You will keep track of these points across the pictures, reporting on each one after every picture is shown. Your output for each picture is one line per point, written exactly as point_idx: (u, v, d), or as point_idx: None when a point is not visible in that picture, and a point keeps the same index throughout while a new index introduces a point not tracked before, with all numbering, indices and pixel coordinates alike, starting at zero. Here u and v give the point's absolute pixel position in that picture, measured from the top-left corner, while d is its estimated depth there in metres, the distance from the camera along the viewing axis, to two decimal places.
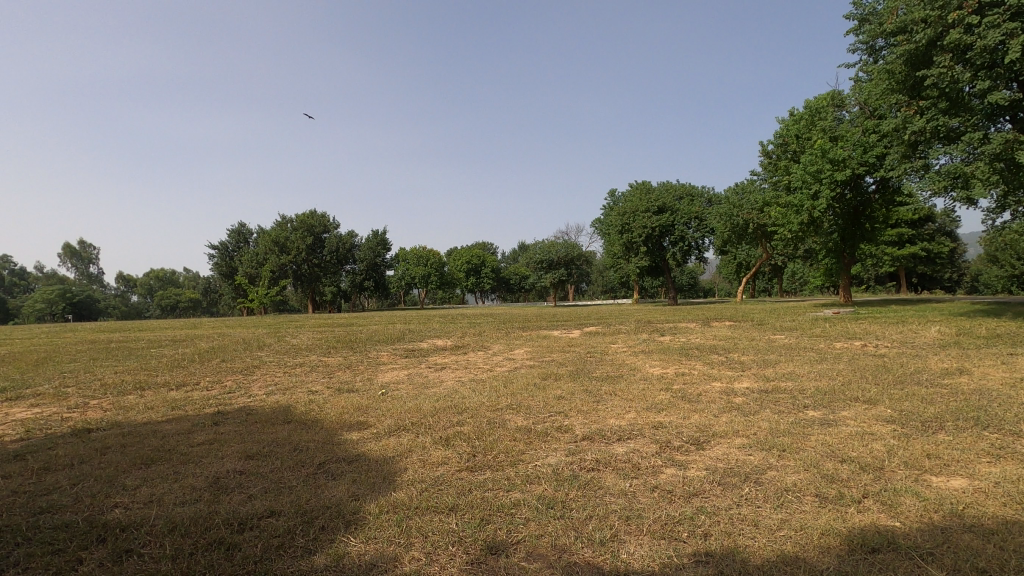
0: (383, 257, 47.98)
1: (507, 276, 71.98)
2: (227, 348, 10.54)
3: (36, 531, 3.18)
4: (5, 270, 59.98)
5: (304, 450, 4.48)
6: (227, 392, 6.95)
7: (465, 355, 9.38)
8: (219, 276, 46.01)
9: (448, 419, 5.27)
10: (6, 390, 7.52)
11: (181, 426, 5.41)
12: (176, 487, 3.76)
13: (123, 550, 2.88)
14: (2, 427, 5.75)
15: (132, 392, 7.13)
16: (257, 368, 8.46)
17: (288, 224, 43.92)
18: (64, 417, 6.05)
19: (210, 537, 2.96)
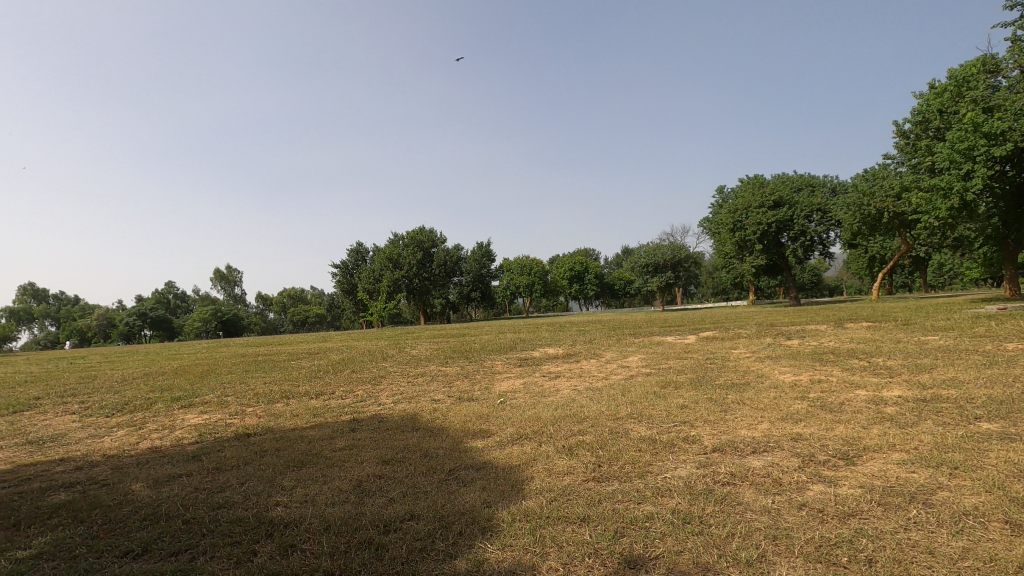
0: (488, 268, 49.35)
1: (611, 282, 70.86)
2: (356, 359, 11.38)
3: (217, 523, 3.62)
4: (171, 294, 69.67)
5: (433, 457, 4.69)
6: (359, 401, 7.49)
7: (578, 363, 9.35)
8: (341, 293, 49.91)
9: (569, 428, 5.27)
10: (182, 398, 8.70)
11: (324, 432, 5.91)
12: (325, 489, 4.09)
13: (287, 545, 3.19)
14: (179, 432, 6.64)
15: (279, 401, 7.93)
16: (384, 378, 9.04)
17: (399, 241, 46.70)
18: (227, 423, 6.87)
19: (361, 537, 3.18)
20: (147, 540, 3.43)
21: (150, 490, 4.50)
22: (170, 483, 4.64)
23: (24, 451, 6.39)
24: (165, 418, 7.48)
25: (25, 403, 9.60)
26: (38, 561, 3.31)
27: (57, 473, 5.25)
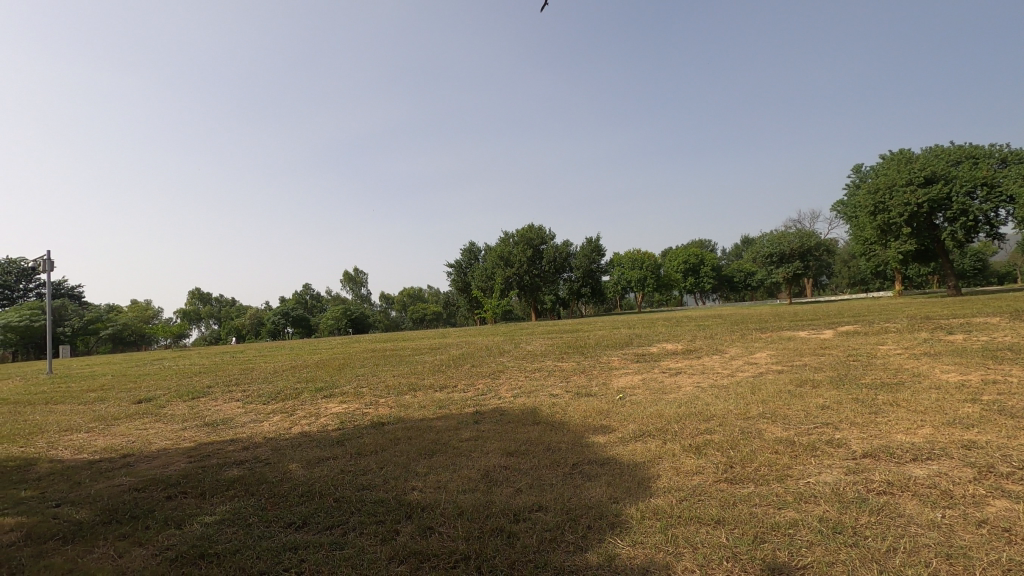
0: (598, 264, 48.77)
1: (729, 274, 66.86)
2: (475, 354, 11.82)
3: (363, 503, 3.96)
4: (309, 295, 77.15)
5: (556, 450, 4.75)
6: (480, 394, 7.78)
7: (700, 359, 8.94)
8: (456, 291, 52.06)
9: (694, 427, 5.06)
10: (324, 389, 9.62)
11: (450, 424, 6.22)
12: (456, 477, 4.31)
13: (426, 527, 3.40)
14: (324, 419, 7.35)
15: (407, 393, 8.47)
16: (502, 373, 9.30)
17: (510, 239, 47.77)
18: (364, 412, 7.48)
19: (493, 525, 3.30)
20: (305, 514, 3.84)
21: (305, 470, 5.03)
22: (320, 465, 5.15)
23: (204, 432, 7.44)
24: (311, 406, 8.32)
25: (201, 390, 11.20)
26: (223, 526, 3.84)
27: (229, 452, 6.05)
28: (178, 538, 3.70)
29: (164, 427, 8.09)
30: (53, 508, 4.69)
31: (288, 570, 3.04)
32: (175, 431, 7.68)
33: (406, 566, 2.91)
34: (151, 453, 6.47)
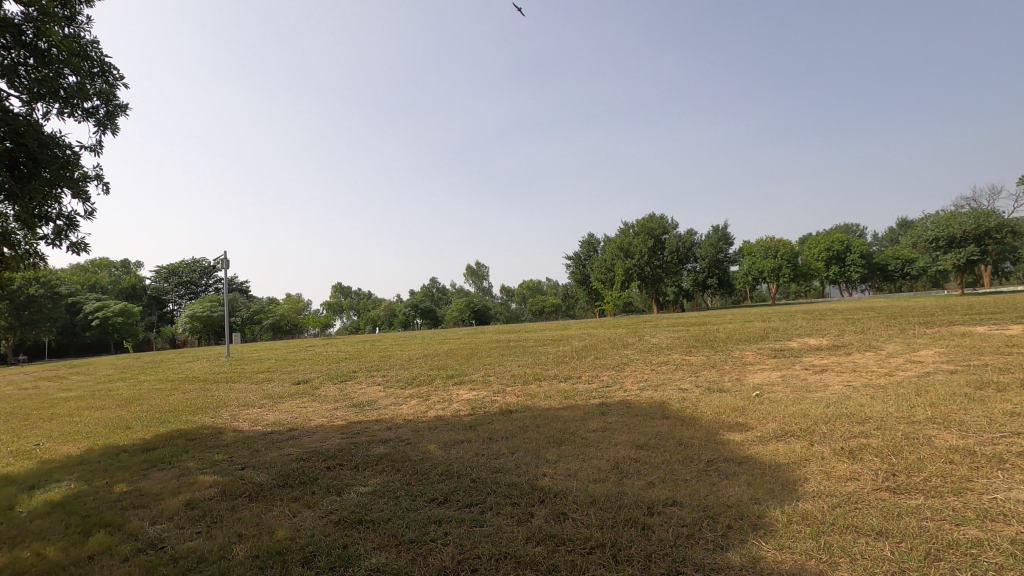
0: (727, 253, 45.81)
1: (881, 263, 59.56)
2: (598, 346, 11.77)
3: (497, 485, 4.16)
4: (436, 288, 81.67)
5: (689, 446, 4.60)
6: (605, 386, 7.76)
7: (849, 355, 8.11)
8: (575, 283, 51.98)
9: (846, 429, 4.63)
10: (454, 376, 10.18)
11: (577, 414, 6.28)
12: (586, 466, 4.35)
13: (559, 512, 3.49)
14: (456, 404, 7.80)
15: (533, 382, 8.70)
16: (627, 365, 9.18)
17: (630, 231, 46.79)
18: (492, 399, 7.81)
19: (626, 516, 3.30)
20: (447, 491, 4.12)
21: (442, 450, 5.39)
22: (456, 447, 5.48)
23: (352, 412, 8.25)
24: (444, 392, 8.86)
25: (348, 374, 12.43)
26: (375, 496, 4.25)
27: (376, 431, 6.66)
28: (339, 503, 4.17)
29: (320, 406, 9.12)
30: (239, 470, 5.51)
31: (435, 541, 3.30)
32: (329, 410, 8.62)
33: (543, 547, 3.02)
34: (311, 429, 7.32)
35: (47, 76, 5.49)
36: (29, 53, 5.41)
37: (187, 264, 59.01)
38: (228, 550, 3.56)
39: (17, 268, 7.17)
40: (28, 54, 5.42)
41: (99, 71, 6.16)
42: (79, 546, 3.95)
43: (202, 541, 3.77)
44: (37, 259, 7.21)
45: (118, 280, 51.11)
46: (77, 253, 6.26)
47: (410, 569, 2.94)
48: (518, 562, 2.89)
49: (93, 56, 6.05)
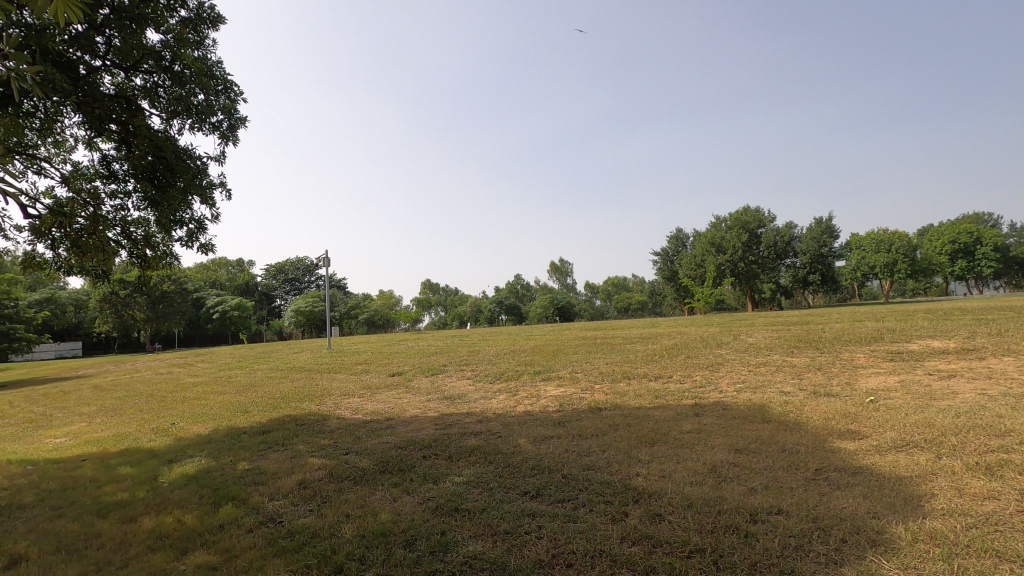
0: (831, 246, 42.45)
1: (1020, 255, 52.58)
2: (690, 345, 11.36)
3: (589, 482, 4.14)
4: (521, 284, 82.55)
5: (794, 453, 4.33)
6: (699, 387, 7.48)
7: (983, 360, 7.25)
8: (662, 280, 50.50)
9: (982, 442, 4.15)
10: (541, 372, 10.25)
11: (668, 414, 6.12)
12: (681, 468, 4.23)
13: (654, 513, 3.43)
14: (545, 400, 7.86)
15: (622, 380, 8.58)
16: (722, 365, 8.79)
17: (722, 225, 44.69)
18: (581, 396, 7.79)
19: (727, 521, 3.17)
20: (539, 486, 4.17)
21: (532, 445, 5.46)
22: (546, 442, 5.52)
23: (444, 404, 8.56)
24: (532, 388, 8.94)
25: (439, 367, 12.90)
26: (469, 486, 4.39)
27: (467, 424, 6.86)
28: (436, 491, 4.35)
29: (415, 397, 9.54)
30: (344, 455, 5.91)
31: (529, 533, 3.35)
32: (423, 402, 8.99)
33: (639, 547, 2.98)
34: (407, 419, 7.68)
35: (181, 95, 6.15)
36: (166, 76, 6.11)
37: (292, 262, 63.78)
38: (337, 529, 3.83)
39: (158, 268, 8.11)
40: (166, 76, 6.12)
41: (223, 88, 6.81)
42: (211, 516, 4.42)
43: (314, 519, 4.07)
44: (173, 259, 8.11)
45: (235, 277, 56.31)
46: (205, 253, 6.97)
47: (506, 559, 3.02)
48: (614, 561, 2.87)
49: (218, 74, 6.70)
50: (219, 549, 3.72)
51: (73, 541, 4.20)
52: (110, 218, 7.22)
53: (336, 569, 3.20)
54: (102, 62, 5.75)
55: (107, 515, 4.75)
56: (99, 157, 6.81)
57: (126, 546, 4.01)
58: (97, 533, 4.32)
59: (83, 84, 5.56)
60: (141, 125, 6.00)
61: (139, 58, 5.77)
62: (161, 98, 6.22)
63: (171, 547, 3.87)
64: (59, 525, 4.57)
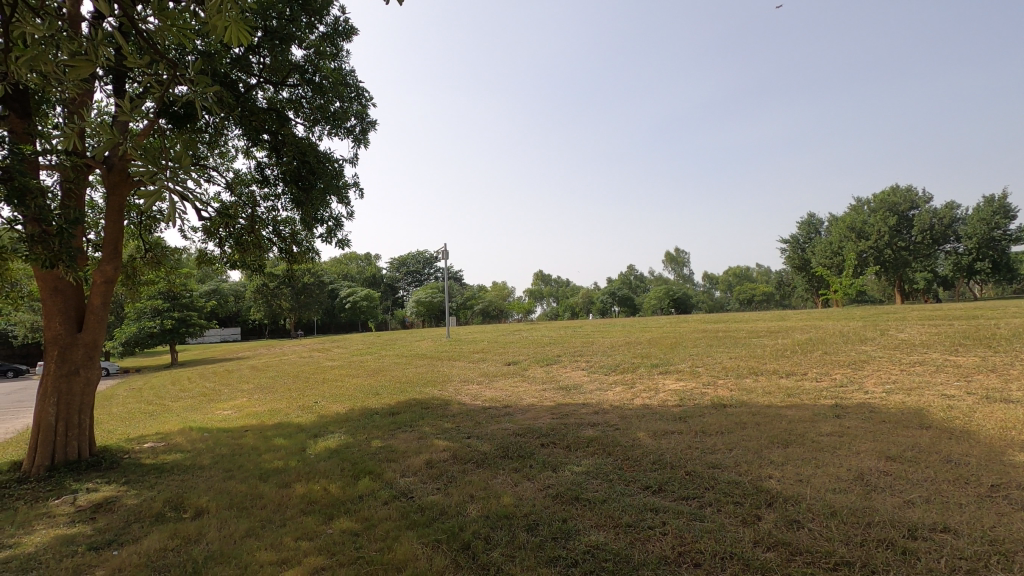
0: (1005, 228, 36.35)
1: None
2: (827, 340, 10.38)
3: (716, 481, 3.95)
4: (635, 275, 80.74)
5: (962, 465, 3.79)
6: (839, 386, 6.81)
7: None
8: (791, 269, 46.57)
9: None
10: (659, 365, 9.94)
11: (804, 414, 5.65)
12: (821, 473, 3.88)
13: (792, 519, 3.19)
14: (663, 394, 7.61)
15: (748, 376, 8.07)
16: (867, 363, 7.92)
17: (864, 208, 40.16)
18: (702, 392, 7.45)
19: (880, 535, 2.87)
20: (661, 481, 4.05)
21: (652, 439, 5.32)
22: (666, 437, 5.35)
23: (560, 394, 8.62)
24: (649, 381, 8.71)
25: (554, 358, 13.01)
26: (589, 477, 4.39)
27: (584, 414, 6.85)
28: (556, 479, 4.40)
29: (531, 386, 9.73)
30: (466, 438, 6.18)
31: (653, 528, 3.28)
32: (539, 391, 9.13)
33: (776, 553, 2.79)
34: (524, 407, 7.85)
35: (321, 104, 6.76)
36: (309, 88, 6.74)
37: (413, 254, 67.67)
38: (463, 508, 4.02)
39: (303, 263, 9.03)
40: (309, 88, 6.76)
41: (356, 95, 7.36)
42: (352, 487, 4.86)
43: (442, 497, 4.32)
44: (315, 254, 8.97)
45: (364, 270, 61.05)
46: (343, 248, 7.63)
47: (630, 552, 2.98)
48: (746, 565, 2.72)
49: (351, 83, 7.25)
50: (360, 517, 4.08)
51: (242, 499, 4.84)
52: (265, 218, 8.16)
53: (464, 546, 3.37)
54: (257, 79, 6.50)
55: (267, 479, 5.41)
56: (254, 165, 7.71)
57: (283, 507, 4.54)
58: (261, 494, 4.94)
59: (243, 100, 6.32)
60: (289, 134, 6.69)
61: (286, 73, 6.44)
62: (304, 108, 6.88)
63: (320, 512, 4.32)
64: (230, 485, 5.28)
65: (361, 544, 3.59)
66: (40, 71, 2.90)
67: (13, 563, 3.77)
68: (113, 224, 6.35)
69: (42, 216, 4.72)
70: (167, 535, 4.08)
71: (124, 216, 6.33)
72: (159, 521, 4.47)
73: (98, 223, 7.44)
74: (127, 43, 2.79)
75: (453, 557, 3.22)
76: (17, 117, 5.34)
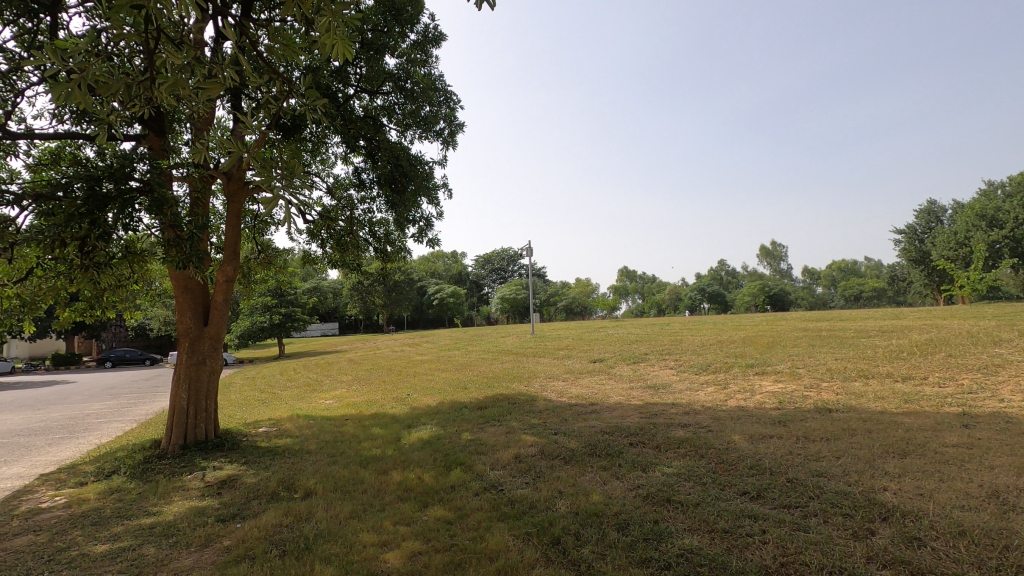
0: None
1: None
2: (952, 340, 9.35)
3: (822, 490, 3.70)
4: (726, 271, 77.03)
5: None
6: (968, 392, 6.13)
7: None
8: (907, 263, 42.30)
9: None
10: (755, 366, 9.43)
11: (924, 422, 5.14)
12: (947, 488, 3.52)
13: (910, 535, 2.93)
14: (760, 396, 7.23)
15: (857, 379, 7.46)
16: (1002, 367, 7.05)
17: (997, 193, 35.68)
18: (804, 394, 6.99)
19: (1020, 562, 2.56)
20: (759, 487, 3.87)
21: (749, 443, 5.08)
22: (764, 441, 5.09)
23: (648, 393, 8.44)
24: (744, 382, 8.30)
25: (641, 356, 12.74)
26: (681, 479, 4.27)
27: (674, 414, 6.66)
28: (647, 479, 4.33)
29: (617, 384, 9.59)
30: (553, 435, 6.22)
31: (751, 536, 3.14)
32: (626, 389, 8.98)
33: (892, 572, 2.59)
34: (610, 405, 7.76)
35: (412, 109, 7.06)
36: (401, 94, 7.05)
37: (497, 252, 68.71)
38: (552, 503, 4.07)
39: (396, 261, 9.48)
40: (402, 95, 7.07)
41: (445, 99, 7.61)
42: (444, 477, 5.05)
43: (531, 491, 4.39)
44: (407, 253, 9.39)
45: (450, 268, 62.97)
46: (434, 247, 7.92)
47: (727, 559, 2.88)
48: None
49: (440, 87, 7.51)
50: (453, 506, 4.24)
51: (345, 483, 5.19)
52: (362, 220, 8.65)
53: (554, 541, 3.41)
54: (354, 89, 6.89)
55: (366, 466, 5.76)
56: (352, 170, 8.18)
57: (383, 493, 4.81)
58: (362, 479, 5.27)
59: (343, 110, 6.74)
60: (384, 140, 7.04)
61: (381, 82, 6.78)
62: (397, 114, 7.21)
63: (416, 499, 4.54)
64: (334, 470, 5.68)
65: (455, 532, 3.74)
66: (178, 94, 3.28)
67: (157, 529, 4.30)
68: (231, 229, 7.01)
69: (175, 223, 5.38)
70: (282, 511, 4.47)
71: (241, 221, 6.98)
72: (275, 499, 4.91)
73: (219, 228, 8.24)
74: (248, 65, 3.09)
75: (543, 551, 3.27)
76: (154, 135, 6.03)
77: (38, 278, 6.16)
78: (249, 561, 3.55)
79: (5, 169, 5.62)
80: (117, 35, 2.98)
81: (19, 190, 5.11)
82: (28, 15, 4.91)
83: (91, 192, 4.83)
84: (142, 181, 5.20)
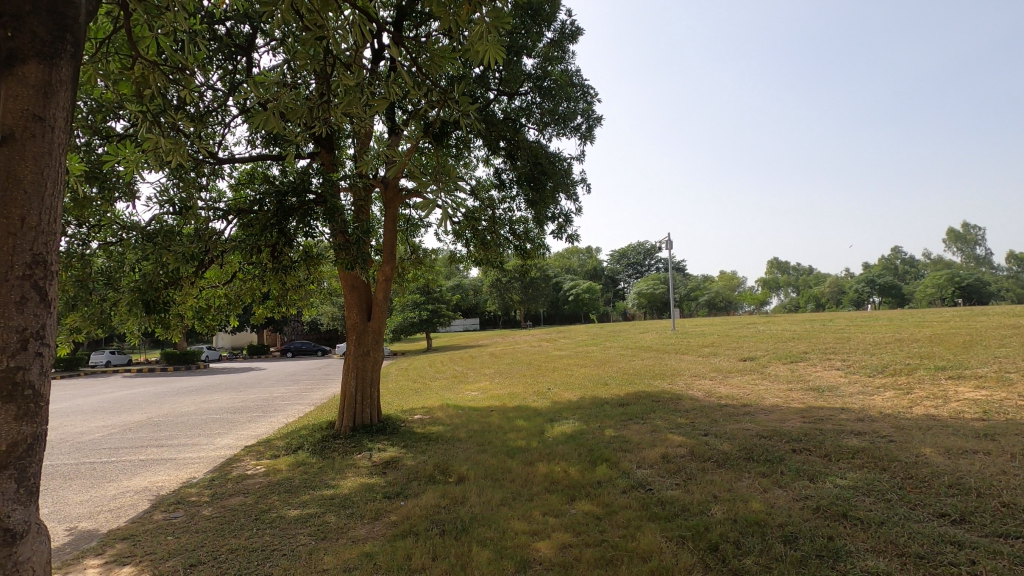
0: None
1: None
2: None
3: None
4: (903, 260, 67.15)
5: None
6: None
7: None
8: None
9: None
10: (948, 368, 8.08)
11: None
12: None
13: None
14: (957, 403, 6.19)
15: None
16: None
17: None
18: (1019, 404, 5.85)
19: None
20: (963, 510, 3.31)
21: (945, 457, 4.37)
22: (965, 456, 4.35)
23: (811, 396, 7.66)
24: (934, 387, 7.17)
25: (800, 354, 11.61)
26: (858, 492, 3.81)
27: (844, 421, 5.96)
28: (816, 490, 3.93)
29: (773, 385, 8.84)
30: (703, 435, 5.92)
31: (955, 566, 2.71)
32: (784, 391, 8.24)
33: None
34: (766, 407, 7.18)
35: (548, 107, 7.15)
36: (538, 94, 7.17)
37: (634, 246, 66.92)
38: (706, 507, 3.87)
39: (535, 258, 9.68)
40: (538, 93, 7.20)
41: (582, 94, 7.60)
42: (590, 472, 5.06)
43: (682, 492, 4.22)
44: (546, 250, 9.53)
45: (586, 263, 62.78)
46: (573, 242, 7.94)
47: None
48: None
49: (576, 82, 7.51)
50: (601, 502, 4.23)
51: (495, 471, 5.42)
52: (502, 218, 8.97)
53: (712, 547, 3.24)
54: (494, 93, 7.14)
55: (513, 456, 5.97)
56: (493, 171, 8.51)
57: (530, 483, 4.95)
58: (510, 468, 5.47)
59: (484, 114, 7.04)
60: (523, 140, 7.23)
61: (519, 83, 6.96)
62: (535, 113, 7.35)
63: (564, 491, 4.60)
64: (484, 458, 5.97)
65: (605, 528, 3.72)
66: (349, 112, 3.66)
67: (336, 500, 4.86)
68: (388, 233, 7.64)
69: (344, 228, 5.97)
70: (439, 494, 4.80)
71: (397, 225, 7.58)
72: (433, 482, 5.28)
73: (377, 231, 9.08)
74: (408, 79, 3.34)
75: (699, 556, 3.13)
76: (325, 152, 6.79)
77: (240, 280, 7.26)
78: (414, 537, 3.86)
79: (215, 190, 6.71)
80: (300, 65, 3.37)
81: (226, 206, 6.08)
82: (230, 58, 5.77)
83: (279, 204, 5.59)
84: (317, 193, 5.88)
